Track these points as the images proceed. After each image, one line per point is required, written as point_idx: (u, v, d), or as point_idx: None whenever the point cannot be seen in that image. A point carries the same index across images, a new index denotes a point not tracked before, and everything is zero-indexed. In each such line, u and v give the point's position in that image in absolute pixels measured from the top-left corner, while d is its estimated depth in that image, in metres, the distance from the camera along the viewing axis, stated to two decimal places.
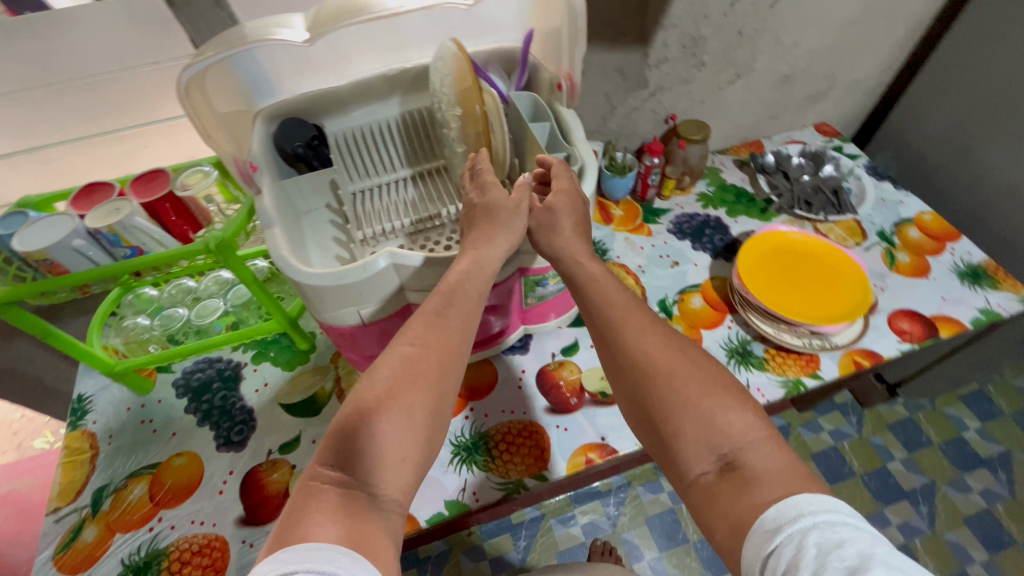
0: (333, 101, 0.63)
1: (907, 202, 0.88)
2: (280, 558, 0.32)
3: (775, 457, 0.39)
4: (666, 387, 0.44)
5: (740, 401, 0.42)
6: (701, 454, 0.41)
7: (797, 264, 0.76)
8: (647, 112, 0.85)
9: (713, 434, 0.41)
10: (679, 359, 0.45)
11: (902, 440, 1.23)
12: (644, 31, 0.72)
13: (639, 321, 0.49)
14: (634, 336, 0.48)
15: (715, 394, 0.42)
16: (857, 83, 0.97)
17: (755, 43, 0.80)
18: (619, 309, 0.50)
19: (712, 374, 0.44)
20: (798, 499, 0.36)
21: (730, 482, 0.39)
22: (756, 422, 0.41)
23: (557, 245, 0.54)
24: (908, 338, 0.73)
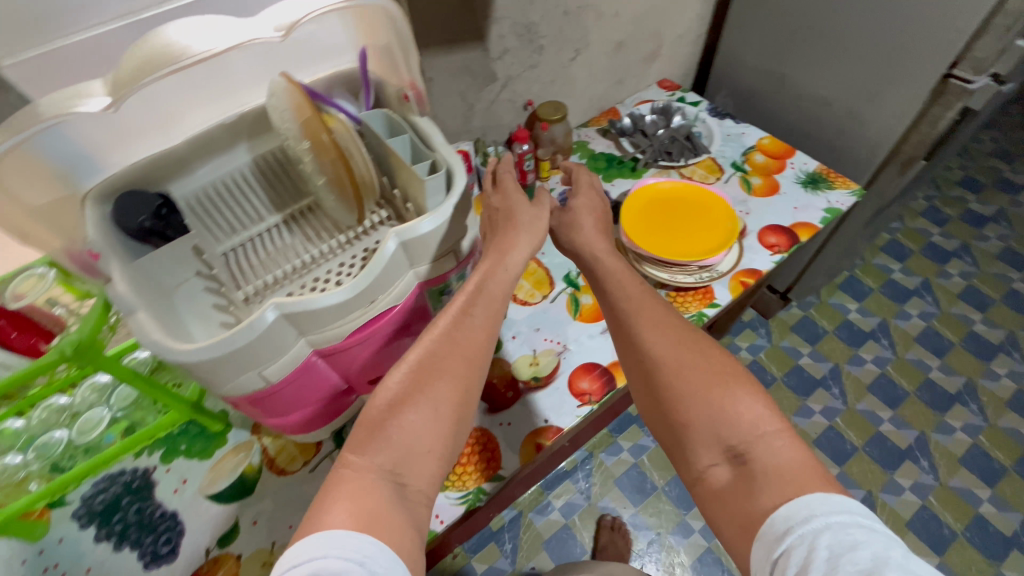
0: (172, 163, 0.59)
1: (748, 132, 0.99)
2: (308, 544, 0.40)
3: (781, 451, 0.46)
4: (679, 383, 0.52)
5: (752, 396, 0.50)
6: (712, 446, 0.49)
7: (671, 211, 0.82)
8: (505, 102, 0.88)
9: (725, 427, 0.49)
10: (692, 356, 0.53)
11: (805, 336, 1.39)
12: (477, 27, 0.74)
13: (653, 315, 0.58)
14: (652, 335, 0.56)
15: (726, 389, 0.50)
16: (681, 37, 1.07)
17: (582, 19, 0.85)
18: (638, 312, 0.58)
19: (723, 370, 0.52)
20: (812, 499, 0.42)
21: (737, 472, 0.47)
22: (766, 419, 0.48)
23: (577, 241, 0.70)
24: (778, 249, 0.82)
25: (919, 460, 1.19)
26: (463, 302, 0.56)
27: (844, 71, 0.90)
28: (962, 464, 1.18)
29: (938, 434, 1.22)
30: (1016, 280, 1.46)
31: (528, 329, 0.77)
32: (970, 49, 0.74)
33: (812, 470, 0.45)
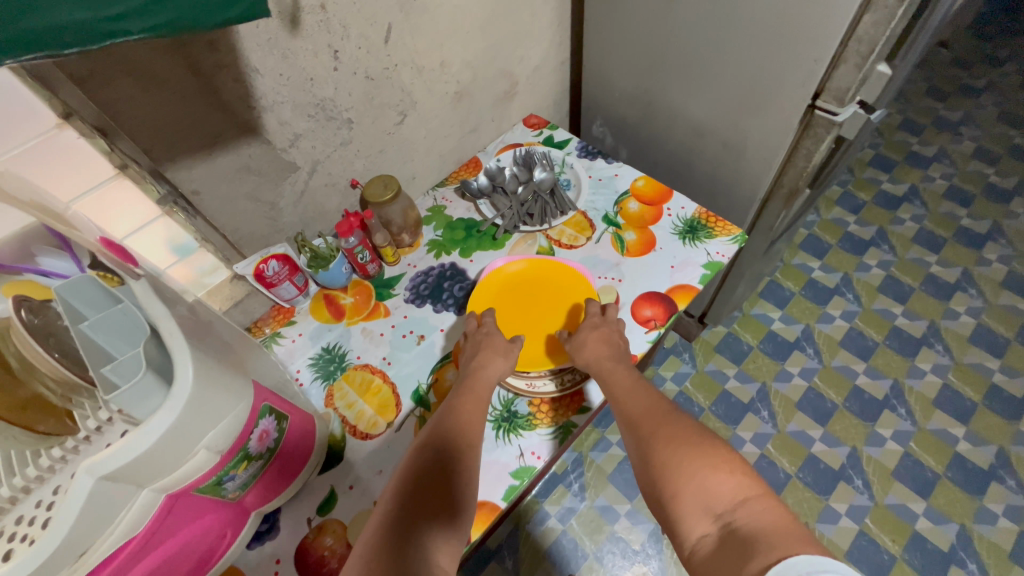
0: None
1: (620, 174, 0.88)
2: None
3: (767, 514, 0.43)
4: (664, 452, 0.51)
5: (733, 465, 0.48)
6: (700, 516, 0.46)
7: (526, 298, 0.73)
8: (322, 187, 0.74)
9: (709, 495, 0.46)
10: (674, 428, 0.54)
11: (729, 357, 1.32)
12: (243, 120, 0.59)
13: (640, 393, 0.59)
14: (640, 410, 0.57)
15: (707, 459, 0.49)
16: (539, 68, 0.94)
17: (395, 80, 0.72)
18: (625, 388, 0.60)
19: (706, 441, 0.51)
20: (798, 558, 0.37)
21: (725, 538, 0.43)
22: (746, 485, 0.46)
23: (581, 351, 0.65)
24: (654, 325, 0.71)
25: (853, 479, 1.14)
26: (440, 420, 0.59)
27: (709, 98, 0.79)
28: (896, 478, 1.13)
29: (870, 447, 1.17)
30: (933, 264, 1.41)
31: (369, 474, 0.64)
32: (829, 79, 0.64)
33: (801, 534, 0.40)
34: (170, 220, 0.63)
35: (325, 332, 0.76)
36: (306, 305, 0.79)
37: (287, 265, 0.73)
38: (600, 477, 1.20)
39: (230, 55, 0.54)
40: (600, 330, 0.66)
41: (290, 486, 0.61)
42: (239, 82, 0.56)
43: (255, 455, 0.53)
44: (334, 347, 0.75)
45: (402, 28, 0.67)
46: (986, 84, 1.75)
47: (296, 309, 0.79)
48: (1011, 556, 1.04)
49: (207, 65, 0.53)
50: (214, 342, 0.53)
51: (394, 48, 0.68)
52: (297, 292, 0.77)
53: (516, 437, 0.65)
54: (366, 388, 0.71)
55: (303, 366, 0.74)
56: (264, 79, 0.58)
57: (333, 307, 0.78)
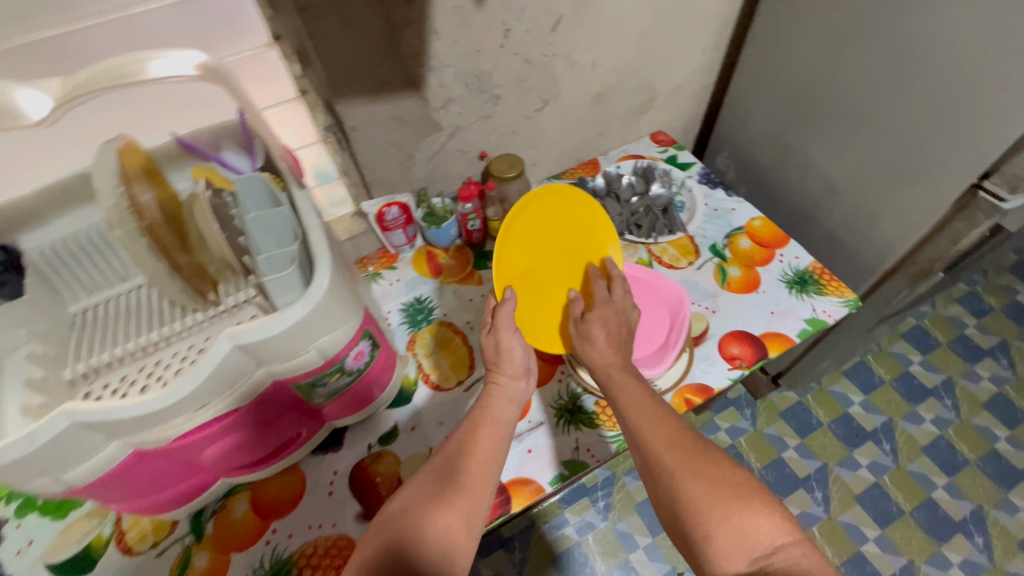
0: (18, 212, 0.52)
1: (738, 210, 0.86)
2: None
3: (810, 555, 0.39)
4: (691, 492, 0.43)
5: (767, 503, 0.42)
6: (732, 559, 0.40)
7: (546, 247, 0.65)
8: (454, 152, 0.78)
9: (745, 539, 0.40)
10: (703, 459, 0.45)
11: (794, 426, 1.25)
12: (410, 76, 0.65)
13: (660, 415, 0.49)
14: (660, 436, 0.47)
15: (741, 499, 0.42)
16: (680, 88, 0.94)
17: (548, 68, 0.75)
18: (655, 417, 0.49)
19: (737, 475, 0.44)
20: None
21: None
22: (781, 525, 0.41)
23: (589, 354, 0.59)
24: (739, 364, 0.70)
25: None
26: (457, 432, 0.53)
27: (857, 154, 0.76)
28: None
29: (929, 566, 1.07)
30: None
31: (430, 422, 0.68)
32: (1007, 162, 0.60)
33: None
34: (321, 148, 0.68)
35: (421, 284, 0.81)
36: (409, 255, 0.84)
37: (405, 214, 0.79)
38: (627, 504, 1.18)
39: (418, 14, 0.59)
40: (609, 322, 0.60)
41: (363, 410, 0.66)
42: (419, 41, 0.61)
43: (348, 370, 0.58)
44: (425, 300, 0.79)
45: (571, 21, 0.70)
46: None
47: (399, 257, 0.84)
48: None
49: (398, 19, 0.58)
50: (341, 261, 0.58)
51: (556, 38, 0.71)
52: (405, 241, 0.82)
53: (575, 431, 0.66)
54: (445, 344, 0.75)
55: (394, 309, 0.79)
56: (439, 41, 0.63)
57: (432, 263, 0.83)
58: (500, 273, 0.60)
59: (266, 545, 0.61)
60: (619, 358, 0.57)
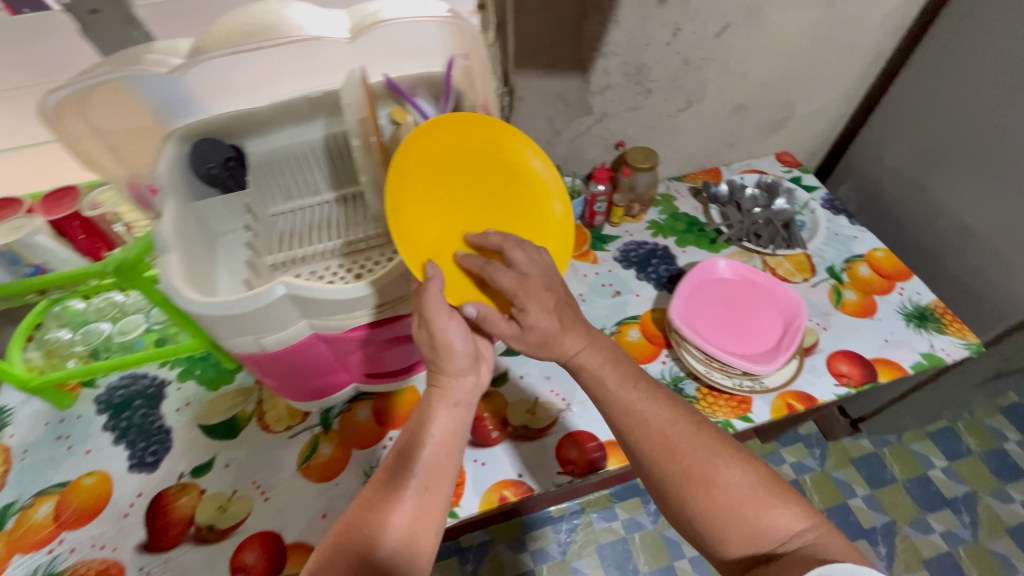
0: (251, 121, 0.62)
1: (860, 238, 0.87)
2: None
3: (820, 539, 0.42)
4: (698, 500, 0.44)
5: (781, 494, 0.44)
6: (740, 547, 0.43)
7: (452, 184, 0.54)
8: (595, 137, 0.84)
9: (757, 533, 0.42)
10: (712, 466, 0.44)
11: (865, 476, 1.20)
12: (582, 59, 0.71)
13: (663, 421, 0.47)
14: (662, 446, 0.46)
15: (755, 499, 0.43)
16: (817, 113, 0.94)
17: (702, 72, 0.79)
18: (660, 426, 0.47)
19: (749, 475, 0.44)
20: (840, 565, 0.37)
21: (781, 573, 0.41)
22: (797, 514, 0.43)
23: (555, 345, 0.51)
24: (846, 382, 0.70)
25: None
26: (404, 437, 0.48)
27: (1004, 203, 0.75)
28: None
29: None
30: None
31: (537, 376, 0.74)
32: None
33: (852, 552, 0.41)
34: None
35: None
36: None
37: None
38: None
39: (607, 3, 0.64)
40: (545, 300, 0.49)
41: None
42: (600, 27, 0.67)
43: None
44: None
45: (736, 30, 0.74)
46: None
47: None
48: None
49: (590, 5, 0.64)
50: None
51: (718, 44, 0.75)
52: None
53: None
54: None
55: None
56: (616, 31, 0.68)
57: None
58: (411, 251, 0.48)
59: (382, 450, 0.68)
60: (573, 336, 0.50)
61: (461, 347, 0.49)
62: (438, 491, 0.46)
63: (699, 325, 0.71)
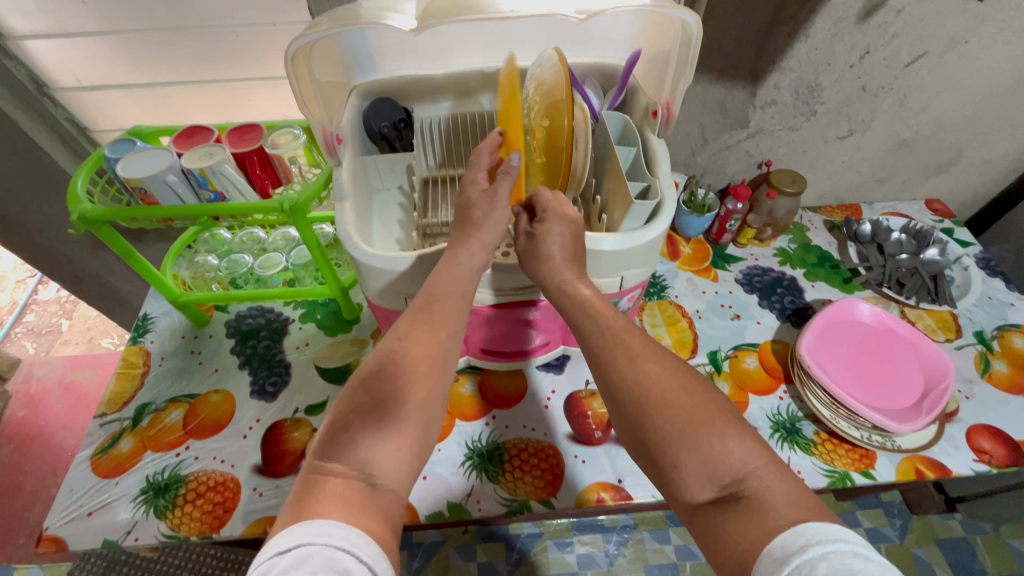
0: (426, 87, 0.63)
1: (1018, 306, 0.79)
2: (296, 531, 0.34)
3: (783, 484, 0.36)
4: (658, 420, 0.41)
5: (740, 429, 0.39)
6: (698, 484, 0.38)
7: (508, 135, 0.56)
8: (740, 152, 0.81)
9: (715, 464, 0.38)
10: (671, 391, 0.42)
11: (950, 560, 1.10)
12: (757, 70, 0.68)
13: (633, 346, 0.46)
14: (626, 364, 0.45)
15: (712, 424, 0.39)
16: (987, 162, 0.86)
17: (877, 101, 0.74)
18: (629, 351, 0.46)
19: (707, 402, 0.41)
20: (806, 525, 0.33)
21: (733, 511, 0.36)
22: (756, 452, 0.38)
23: (547, 273, 0.51)
24: (988, 459, 0.64)
25: None
26: (408, 318, 0.47)
27: None
28: None
29: None
30: None
31: None
32: None
33: (816, 503, 0.36)
34: None
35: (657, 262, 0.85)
36: None
37: None
38: None
39: (804, 15, 0.61)
40: (568, 228, 0.51)
41: None
42: (786, 40, 0.64)
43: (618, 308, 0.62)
44: (659, 276, 0.83)
45: (930, 60, 0.68)
46: None
47: None
48: None
49: (785, 14, 0.61)
50: None
51: (905, 74, 0.70)
52: None
53: (789, 450, 0.65)
54: (671, 322, 0.78)
55: None
56: (802, 45, 0.65)
57: (671, 247, 0.87)
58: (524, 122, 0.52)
59: (485, 425, 0.69)
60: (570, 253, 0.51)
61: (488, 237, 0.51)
62: (435, 375, 0.45)
63: (829, 356, 0.69)
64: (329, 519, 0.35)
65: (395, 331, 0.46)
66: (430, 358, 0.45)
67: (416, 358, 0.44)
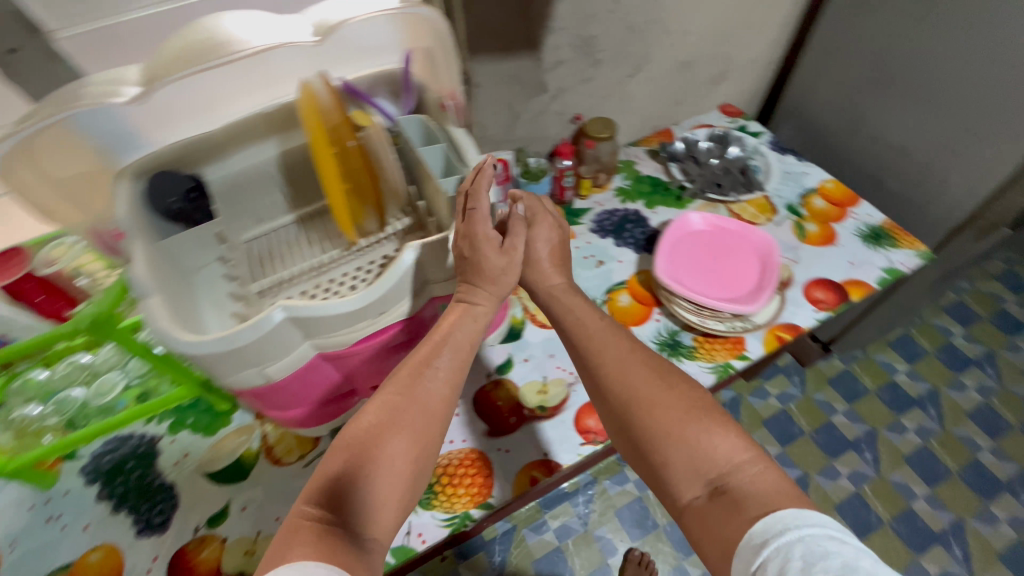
0: (207, 147, 0.58)
1: (810, 173, 0.92)
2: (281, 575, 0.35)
3: (760, 477, 0.44)
4: (650, 420, 0.49)
5: (724, 426, 0.48)
6: (691, 480, 0.46)
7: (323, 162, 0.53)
8: (553, 114, 0.85)
9: (701, 460, 0.46)
10: (659, 392, 0.50)
11: (843, 392, 1.30)
12: (533, 37, 0.71)
13: (621, 349, 0.55)
14: (618, 370, 0.53)
15: (704, 424, 0.47)
16: (753, 62, 0.99)
17: (646, 35, 0.81)
18: (619, 360, 0.54)
19: (698, 403, 0.49)
20: (785, 512, 0.40)
21: (717, 504, 0.44)
22: (740, 446, 0.46)
23: (545, 285, 0.63)
24: (824, 306, 0.76)
25: (951, 547, 1.10)
26: (424, 353, 0.52)
27: (930, 121, 0.81)
28: (1000, 560, 1.09)
29: (977, 522, 1.13)
30: None
31: (541, 355, 0.75)
32: None
33: (793, 491, 0.43)
34: None
35: None
36: None
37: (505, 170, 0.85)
38: None
39: None
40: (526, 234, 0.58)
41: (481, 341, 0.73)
42: (546, 4, 0.67)
43: None
44: None
45: None
46: None
47: None
48: None
49: None
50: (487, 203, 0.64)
51: (658, 7, 0.77)
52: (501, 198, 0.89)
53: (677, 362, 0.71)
54: None
55: None
56: (562, 5, 0.69)
57: None
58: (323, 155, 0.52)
59: None
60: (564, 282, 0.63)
61: (492, 253, 0.53)
62: (429, 428, 0.49)
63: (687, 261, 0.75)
64: (318, 563, 0.36)
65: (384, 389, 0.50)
66: (426, 422, 0.48)
67: (414, 418, 0.48)
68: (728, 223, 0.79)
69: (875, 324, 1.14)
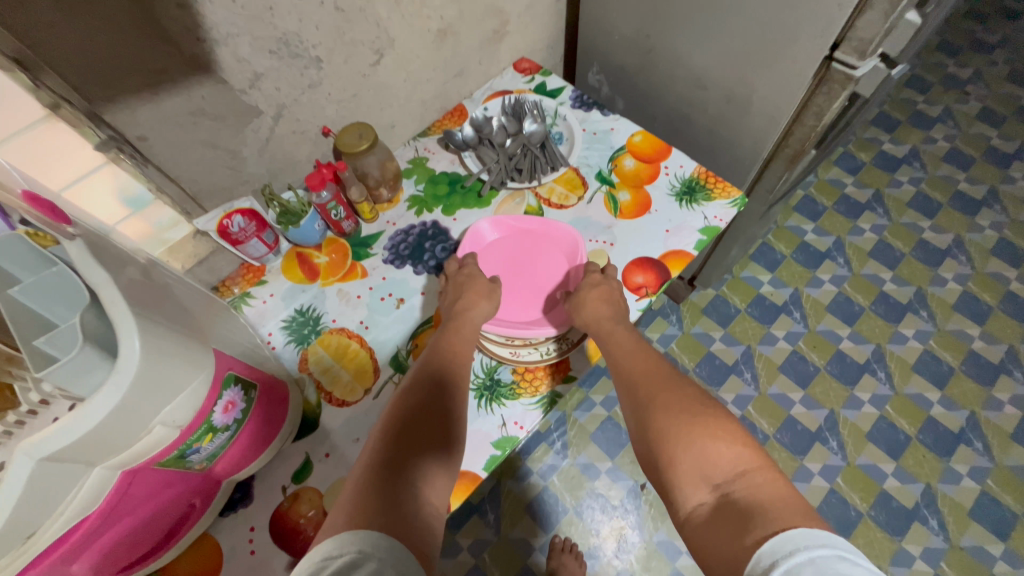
0: None
1: (617, 128, 0.82)
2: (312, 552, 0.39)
3: (766, 488, 0.44)
4: (661, 418, 0.52)
5: (734, 438, 0.48)
6: (696, 484, 0.47)
7: None
8: (289, 135, 0.67)
9: (708, 465, 0.47)
10: (668, 394, 0.54)
11: (717, 319, 1.31)
12: (193, 57, 0.52)
13: (641, 352, 0.59)
14: (632, 374, 0.57)
15: (707, 426, 0.49)
16: (531, 7, 0.85)
17: (369, 13, 0.63)
18: (625, 350, 0.59)
19: (707, 410, 0.51)
20: (794, 531, 0.38)
21: (723, 509, 0.44)
22: (747, 457, 0.47)
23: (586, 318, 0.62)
24: (645, 292, 0.68)
25: (828, 441, 1.16)
26: (429, 364, 0.58)
27: (717, 48, 0.72)
28: (869, 440, 1.16)
29: (847, 410, 1.19)
30: (926, 229, 1.39)
31: (345, 442, 0.62)
32: (852, 27, 0.57)
33: (800, 509, 0.41)
34: (117, 167, 0.56)
35: (299, 293, 0.72)
36: (277, 263, 0.74)
37: (254, 220, 0.67)
38: (583, 436, 1.22)
39: None
40: (604, 292, 0.63)
41: (262, 456, 0.59)
42: (183, 11, 0.49)
43: (221, 427, 0.50)
44: (307, 309, 0.71)
45: None
46: (999, 39, 1.68)
47: (266, 268, 0.73)
48: (971, 513, 1.08)
49: None
50: (171, 308, 0.48)
51: None
52: (266, 250, 0.71)
53: (499, 407, 0.63)
54: (343, 353, 0.67)
55: (275, 329, 0.70)
56: (212, 8, 0.50)
57: (306, 266, 0.73)
58: None
59: None
60: (612, 312, 0.62)
61: (479, 277, 0.65)
62: (456, 412, 0.55)
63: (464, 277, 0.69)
64: (371, 530, 0.40)
65: (424, 384, 0.56)
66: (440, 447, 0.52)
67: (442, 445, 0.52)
68: (525, 222, 0.70)
69: (726, 254, 1.11)
